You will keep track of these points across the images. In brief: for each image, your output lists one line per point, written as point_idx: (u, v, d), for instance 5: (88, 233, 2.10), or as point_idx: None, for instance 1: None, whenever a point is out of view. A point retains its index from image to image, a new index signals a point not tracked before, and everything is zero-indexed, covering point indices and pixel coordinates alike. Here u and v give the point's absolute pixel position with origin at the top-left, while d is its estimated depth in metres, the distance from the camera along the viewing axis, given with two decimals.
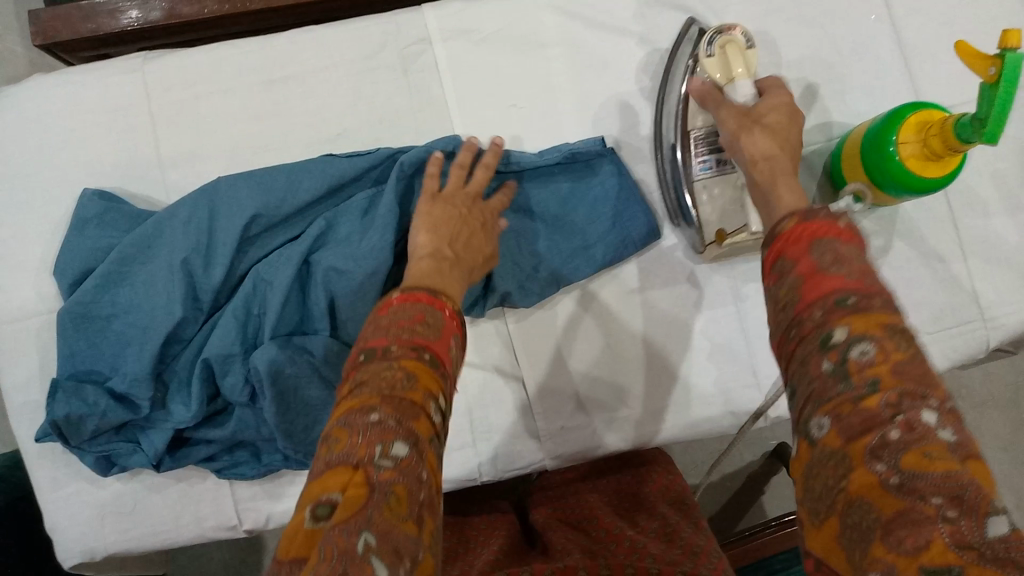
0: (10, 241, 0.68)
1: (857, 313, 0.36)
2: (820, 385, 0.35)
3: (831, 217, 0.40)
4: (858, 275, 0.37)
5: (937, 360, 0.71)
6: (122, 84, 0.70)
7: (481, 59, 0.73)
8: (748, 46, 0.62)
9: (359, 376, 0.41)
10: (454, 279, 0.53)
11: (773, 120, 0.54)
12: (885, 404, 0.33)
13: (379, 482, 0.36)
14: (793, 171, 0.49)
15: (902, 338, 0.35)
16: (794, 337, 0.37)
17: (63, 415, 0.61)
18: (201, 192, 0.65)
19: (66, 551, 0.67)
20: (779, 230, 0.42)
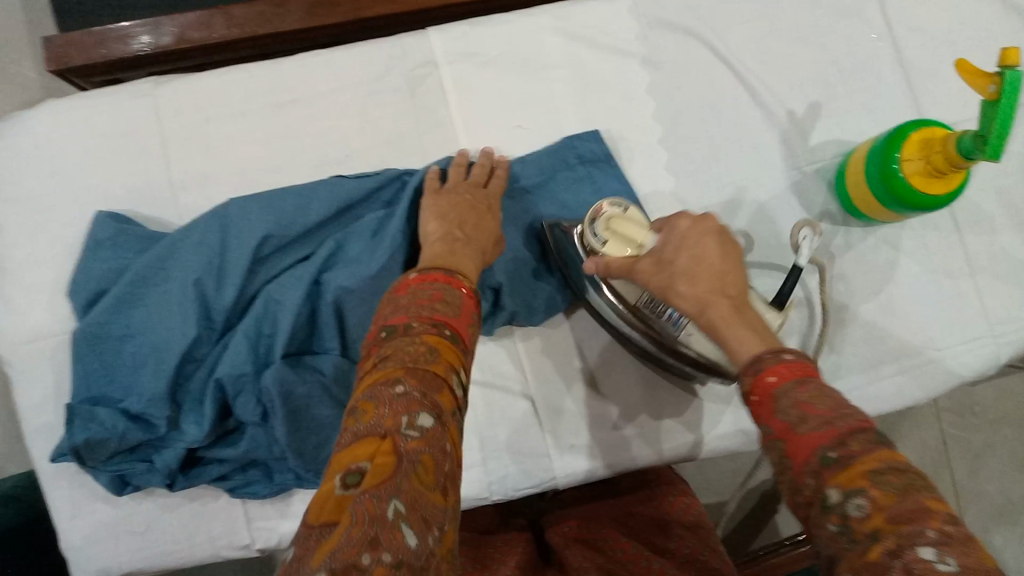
0: (26, 264, 0.70)
1: (841, 467, 0.36)
2: (836, 546, 0.35)
3: (794, 362, 0.43)
4: (829, 421, 0.39)
5: (948, 377, 0.70)
6: (134, 109, 0.72)
7: (486, 81, 0.74)
8: (625, 210, 0.60)
9: (383, 351, 0.42)
10: (466, 255, 0.55)
11: (687, 259, 0.50)
12: (885, 552, 0.33)
13: (408, 451, 0.36)
14: (737, 311, 0.47)
15: (890, 475, 0.35)
16: (800, 504, 0.38)
17: (81, 438, 0.62)
18: (213, 214, 0.66)
19: (79, 569, 0.67)
20: (746, 390, 0.44)
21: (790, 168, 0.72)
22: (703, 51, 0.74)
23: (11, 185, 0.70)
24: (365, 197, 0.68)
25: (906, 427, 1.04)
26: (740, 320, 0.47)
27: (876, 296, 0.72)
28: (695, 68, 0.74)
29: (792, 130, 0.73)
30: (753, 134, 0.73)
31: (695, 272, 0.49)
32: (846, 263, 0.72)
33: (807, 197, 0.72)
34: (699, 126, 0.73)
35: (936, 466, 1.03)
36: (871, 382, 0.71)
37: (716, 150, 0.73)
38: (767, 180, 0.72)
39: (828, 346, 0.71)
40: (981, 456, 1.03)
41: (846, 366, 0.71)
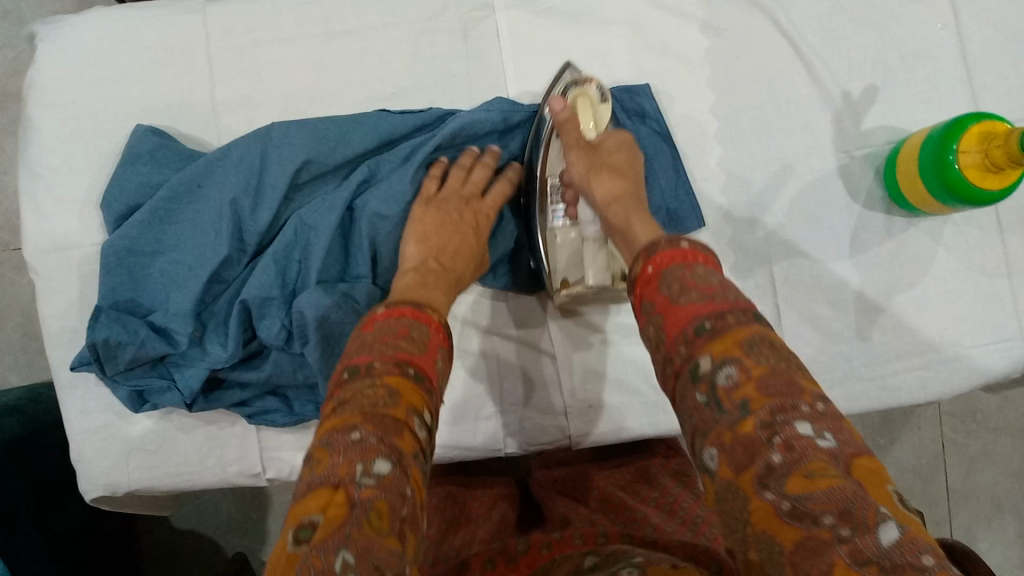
0: (60, 169, 0.68)
1: (717, 337, 0.42)
2: (701, 415, 0.41)
3: (686, 249, 0.48)
4: (707, 296, 0.44)
5: (972, 375, 0.70)
6: (183, 22, 0.70)
7: (543, 29, 0.73)
8: (601, 101, 0.66)
9: (343, 394, 0.44)
10: (437, 288, 0.57)
11: (612, 159, 0.63)
12: (759, 426, 0.38)
13: (361, 499, 0.38)
14: (638, 205, 0.59)
15: (759, 348, 0.41)
16: (670, 374, 0.44)
17: (103, 336, 0.61)
18: (254, 135, 0.65)
19: (88, 483, 0.67)
20: (634, 274, 0.50)
21: (840, 150, 0.72)
22: (766, 22, 0.73)
23: (50, 86, 0.69)
24: (408, 133, 0.68)
25: (906, 427, 1.04)
26: (638, 213, 0.58)
27: (910, 288, 0.71)
28: (754, 38, 0.73)
29: (845, 111, 0.72)
30: (805, 111, 0.72)
31: (614, 172, 0.62)
32: (883, 252, 0.71)
33: (853, 180, 0.72)
34: (751, 99, 0.72)
35: (931, 468, 1.03)
36: (894, 374, 0.70)
37: (764, 125, 0.72)
38: (815, 160, 0.72)
39: (856, 333, 0.71)
40: (978, 463, 1.03)
41: (870, 356, 0.70)
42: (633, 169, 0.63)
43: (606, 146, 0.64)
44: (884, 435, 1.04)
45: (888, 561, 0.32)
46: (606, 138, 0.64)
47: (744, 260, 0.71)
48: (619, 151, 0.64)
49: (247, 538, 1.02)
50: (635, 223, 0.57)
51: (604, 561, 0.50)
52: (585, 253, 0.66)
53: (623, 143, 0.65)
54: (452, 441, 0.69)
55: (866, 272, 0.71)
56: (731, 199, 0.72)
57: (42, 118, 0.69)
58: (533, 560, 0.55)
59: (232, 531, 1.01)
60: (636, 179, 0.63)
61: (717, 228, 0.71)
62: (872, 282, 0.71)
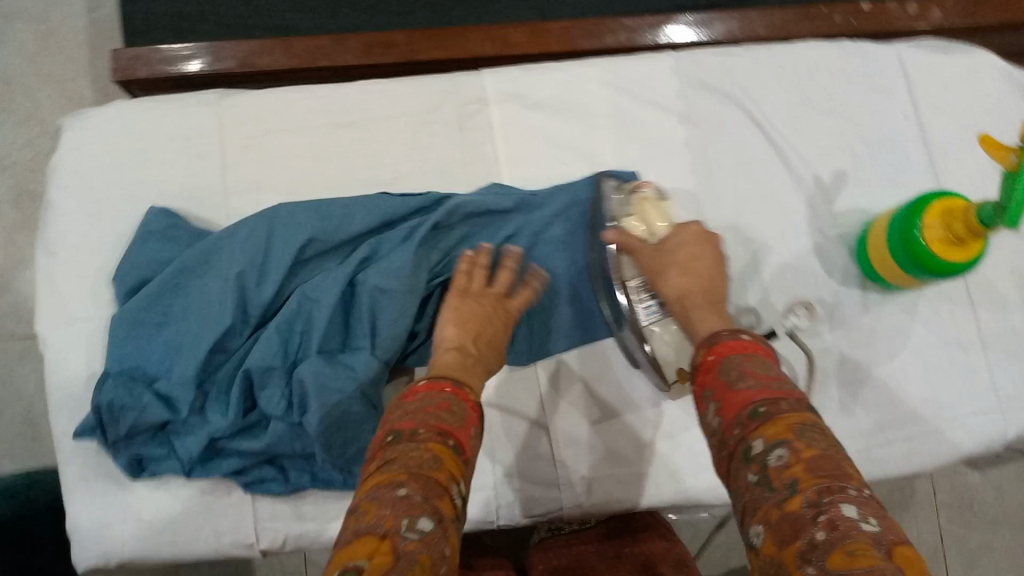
0: (75, 247, 0.72)
1: (769, 421, 0.43)
2: (752, 494, 0.42)
3: (746, 342, 0.51)
4: (763, 383, 0.46)
5: (955, 446, 0.72)
6: (198, 114, 0.76)
7: (534, 119, 0.78)
8: (660, 198, 0.69)
9: (389, 454, 0.46)
10: (474, 375, 0.57)
11: (687, 258, 0.64)
12: (806, 503, 0.39)
13: (405, 551, 0.40)
14: (709, 303, 0.60)
15: (811, 434, 0.42)
16: (726, 456, 0.45)
17: (107, 400, 0.64)
18: (262, 215, 0.69)
19: (82, 554, 0.67)
20: (698, 363, 0.52)
21: (815, 230, 0.76)
22: (739, 113, 0.79)
23: (71, 172, 0.74)
24: (407, 213, 0.72)
25: (905, 517, 1.02)
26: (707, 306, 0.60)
27: (890, 360, 0.74)
28: (730, 128, 0.78)
29: (818, 194, 0.77)
30: (781, 195, 0.77)
31: (680, 266, 0.63)
32: (861, 325, 0.74)
33: (828, 259, 0.76)
34: (730, 181, 0.77)
35: (932, 559, 1.02)
36: (879, 444, 0.72)
37: (743, 206, 0.76)
38: (792, 239, 0.76)
39: (841, 405, 0.72)
40: (978, 556, 1.02)
41: (857, 428, 0.72)
42: (709, 252, 0.64)
43: (672, 240, 0.65)
44: None
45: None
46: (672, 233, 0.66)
47: None
48: (692, 239, 0.65)
49: None
50: (700, 324, 0.58)
51: None
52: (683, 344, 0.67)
53: (695, 229, 0.66)
54: None
55: (847, 346, 0.74)
56: None
57: (62, 200, 0.73)
58: None
59: None
60: (714, 263, 0.64)
61: None
62: (853, 354, 0.74)
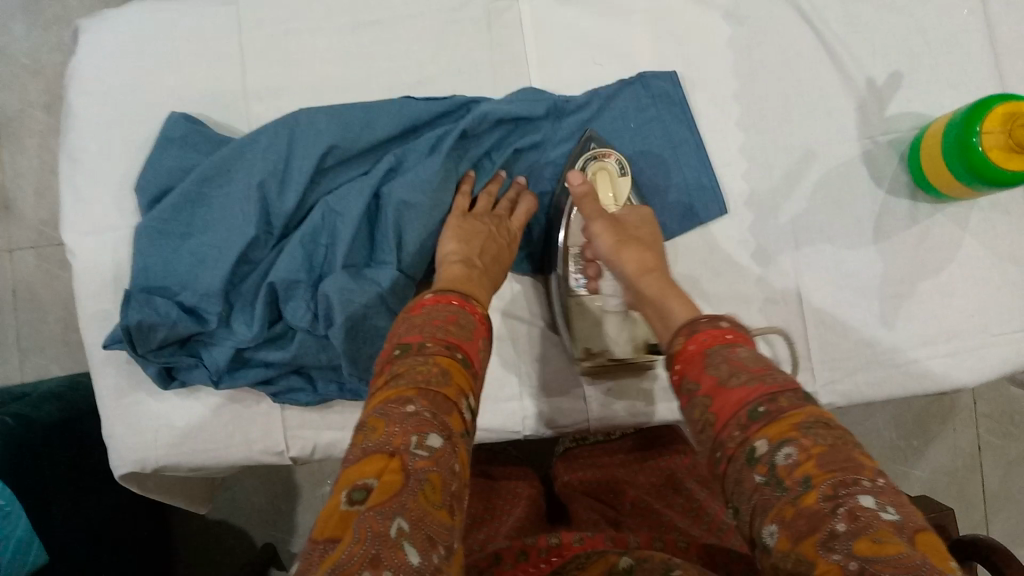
0: (97, 156, 0.71)
1: (770, 421, 0.42)
2: (760, 494, 0.40)
3: (722, 329, 0.49)
4: (758, 378, 0.44)
5: (1001, 364, 0.69)
6: (216, 14, 0.72)
7: (567, 17, 0.74)
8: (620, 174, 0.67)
9: (396, 368, 0.45)
10: (481, 286, 0.59)
11: (637, 235, 0.62)
12: (822, 498, 0.38)
13: (415, 469, 0.40)
14: (669, 282, 0.58)
15: (818, 429, 0.41)
16: (721, 457, 0.44)
17: (135, 320, 0.63)
18: (283, 121, 0.66)
19: (119, 459, 0.69)
20: (676, 351, 0.50)
21: (864, 136, 0.72)
22: (789, 9, 0.73)
23: (89, 76, 0.72)
24: (432, 118, 0.69)
25: (942, 428, 1.01)
26: (671, 288, 0.57)
27: (937, 273, 0.70)
28: (778, 25, 0.73)
29: (869, 98, 0.72)
30: (829, 99, 0.72)
31: (636, 246, 0.61)
32: (909, 238, 0.71)
33: (877, 167, 0.71)
34: (774, 85, 0.73)
35: (968, 472, 1.00)
36: (919, 360, 0.69)
37: (787, 114, 0.72)
38: (837, 147, 0.72)
39: (880, 320, 0.70)
40: (1016, 466, 1.00)
41: (896, 343, 0.70)
42: (649, 233, 0.63)
43: (629, 223, 0.63)
44: (918, 437, 1.01)
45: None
46: (634, 213, 0.64)
47: (768, 245, 0.71)
48: (641, 224, 0.63)
49: (275, 529, 1.03)
50: (676, 302, 0.55)
51: (637, 564, 0.49)
52: (606, 323, 0.68)
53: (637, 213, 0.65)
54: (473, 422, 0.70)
55: (891, 258, 0.70)
56: (754, 185, 0.72)
57: (81, 106, 0.72)
58: (564, 553, 0.55)
59: (261, 522, 1.03)
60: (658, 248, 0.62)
61: (740, 213, 0.71)
62: (897, 268, 0.70)
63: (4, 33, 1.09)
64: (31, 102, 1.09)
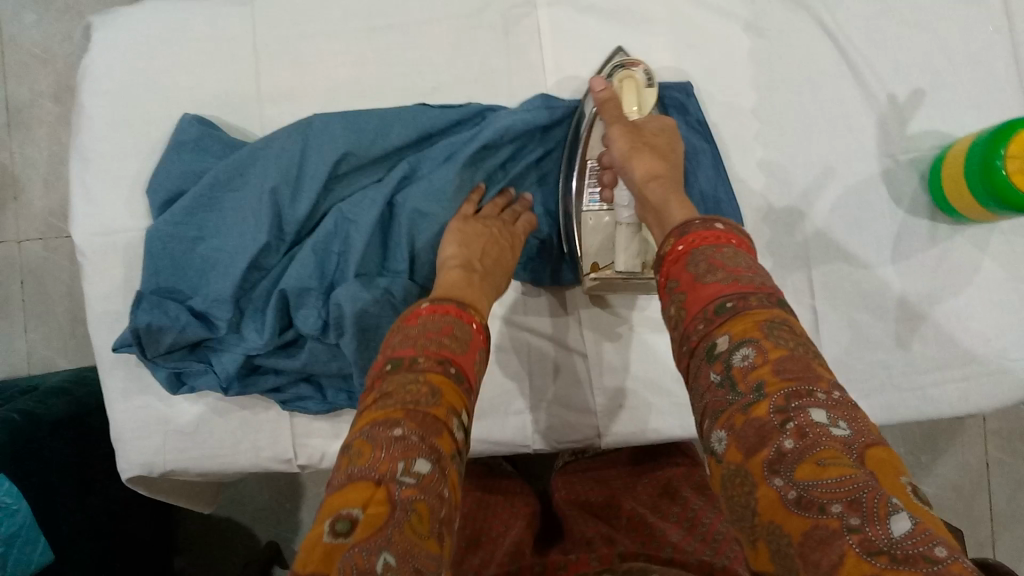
0: (109, 156, 0.70)
1: (736, 317, 0.41)
2: (714, 395, 0.40)
3: (714, 227, 0.47)
4: (733, 277, 0.43)
5: (1016, 390, 0.68)
6: (231, 15, 0.72)
7: (585, 26, 0.73)
8: (647, 86, 0.66)
9: (385, 388, 0.45)
10: (480, 290, 0.56)
11: (656, 144, 0.58)
12: (773, 409, 0.37)
13: (401, 499, 0.38)
14: (676, 191, 0.54)
15: (779, 330, 0.40)
16: (687, 351, 0.44)
17: (144, 321, 0.63)
18: (297, 126, 0.66)
19: (126, 462, 0.69)
20: (663, 253, 0.48)
21: (884, 154, 0.71)
22: (811, 23, 0.72)
23: (102, 75, 0.71)
24: (447, 127, 0.68)
25: (949, 444, 1.00)
26: (678, 197, 0.54)
27: (954, 296, 0.69)
28: (799, 39, 0.72)
29: (890, 115, 0.71)
30: (849, 115, 0.71)
31: (650, 152, 0.57)
32: (926, 259, 0.70)
33: (896, 186, 0.70)
34: (794, 99, 0.72)
35: (975, 489, 0.99)
36: (934, 384, 0.69)
37: (806, 128, 0.71)
38: (857, 164, 0.71)
39: (896, 341, 0.69)
40: None
41: (910, 366, 0.69)
42: (670, 144, 0.60)
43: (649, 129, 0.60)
44: (926, 452, 1.00)
45: (899, 553, 0.31)
46: (654, 121, 0.61)
47: (783, 262, 0.70)
48: (660, 132, 0.60)
49: (279, 527, 1.03)
50: (676, 209, 0.52)
51: None
52: (618, 237, 0.65)
53: (663, 122, 0.61)
54: (480, 433, 0.70)
55: (908, 278, 0.70)
56: (771, 201, 0.71)
57: (94, 105, 0.71)
58: None
59: (266, 520, 1.03)
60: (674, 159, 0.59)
61: (756, 229, 0.70)
62: (913, 289, 0.70)
63: (15, 22, 1.08)
64: (42, 92, 1.08)
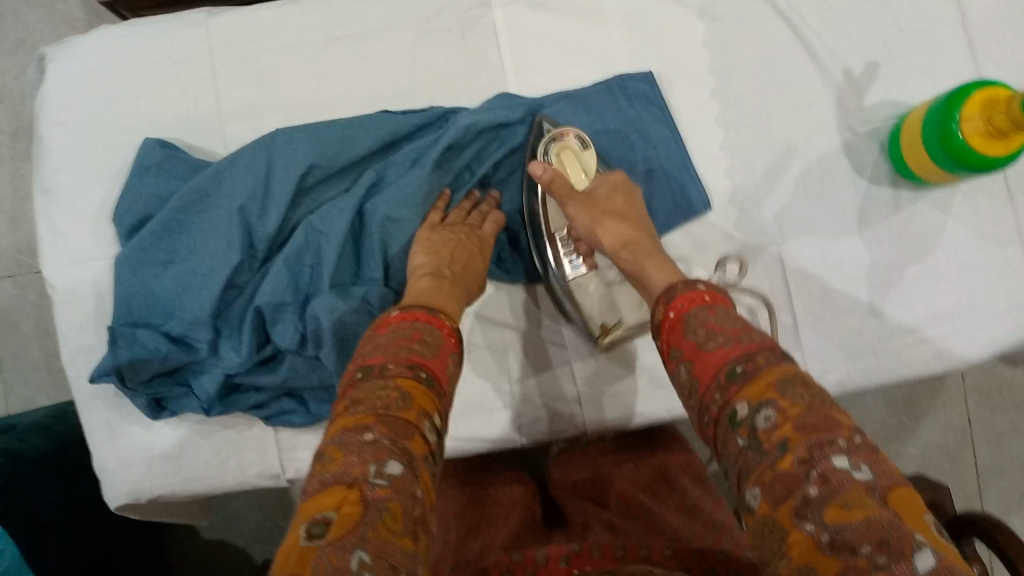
0: (73, 186, 0.70)
1: (750, 381, 0.41)
2: (745, 458, 0.40)
3: (701, 290, 0.48)
4: (734, 339, 0.44)
5: (988, 347, 0.69)
6: (186, 36, 0.71)
7: (541, 22, 0.73)
8: (584, 147, 0.66)
9: (355, 394, 0.44)
10: (451, 295, 0.56)
11: (610, 208, 0.61)
12: (797, 462, 0.37)
13: (374, 499, 0.38)
14: (651, 252, 0.57)
15: (794, 386, 0.40)
16: (709, 421, 0.43)
17: (126, 360, 0.63)
18: (259, 143, 0.65)
19: (113, 492, 0.68)
20: (658, 318, 0.49)
21: (843, 126, 0.72)
22: (762, 3, 0.73)
23: (60, 105, 0.71)
24: (410, 132, 0.68)
25: (931, 406, 1.02)
26: (655, 257, 0.57)
27: (922, 259, 0.70)
28: (752, 20, 0.73)
29: (846, 88, 0.72)
30: (807, 91, 0.72)
31: (613, 216, 0.60)
32: (892, 226, 0.71)
33: (857, 156, 0.71)
34: (752, 79, 0.72)
35: (959, 448, 1.01)
36: (909, 348, 0.70)
37: (765, 107, 0.72)
38: (818, 138, 0.72)
39: (870, 308, 0.70)
40: (1007, 439, 1.01)
41: (884, 332, 0.70)
42: (628, 198, 0.62)
43: (603, 189, 0.62)
44: (909, 417, 1.01)
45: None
46: (603, 181, 0.63)
47: (753, 241, 0.71)
48: (613, 189, 0.62)
49: (274, 545, 1.02)
50: (654, 274, 0.55)
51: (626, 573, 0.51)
52: (618, 296, 0.68)
53: (610, 177, 0.63)
54: (467, 434, 0.70)
55: (877, 246, 0.71)
56: (736, 181, 0.72)
57: (53, 135, 0.70)
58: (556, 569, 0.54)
59: (260, 540, 1.02)
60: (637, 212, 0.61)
61: (724, 210, 0.71)
62: (881, 256, 0.71)
63: None
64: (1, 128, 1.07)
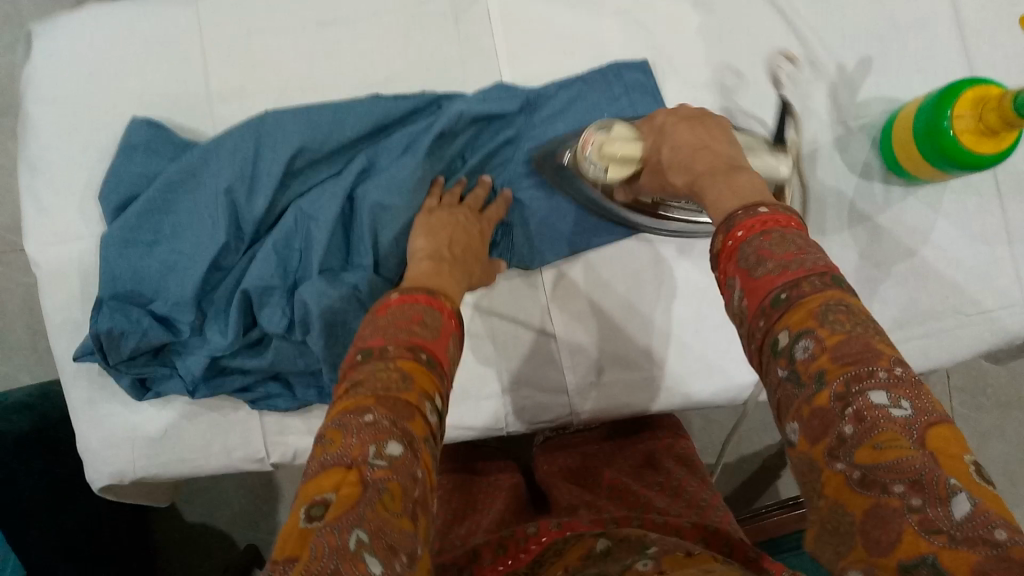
0: (58, 163, 0.69)
1: (793, 308, 0.38)
2: (784, 390, 0.38)
3: (764, 211, 0.42)
4: (784, 266, 0.39)
5: (973, 344, 0.70)
6: (176, 15, 0.71)
7: (535, 9, 0.73)
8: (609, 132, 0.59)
9: (355, 376, 0.44)
10: (451, 277, 0.56)
11: (671, 155, 0.53)
12: (834, 397, 0.35)
13: (374, 479, 0.38)
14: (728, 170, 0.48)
15: (837, 314, 0.37)
16: (754, 350, 0.40)
17: (105, 328, 0.62)
18: (248, 124, 0.64)
19: (96, 472, 0.68)
20: (716, 247, 0.44)
21: (835, 121, 0.72)
22: None
23: (46, 82, 0.70)
24: (402, 117, 0.67)
25: None
26: (726, 176, 0.47)
27: (909, 257, 0.71)
28: (747, 12, 0.73)
29: (840, 83, 0.72)
30: (801, 85, 0.72)
31: (689, 141, 0.52)
32: (882, 223, 0.71)
33: (849, 152, 0.72)
34: (746, 72, 0.72)
35: None
36: (895, 343, 0.70)
37: (759, 100, 0.72)
38: (810, 132, 0.72)
39: None
40: (988, 438, 1.01)
41: None
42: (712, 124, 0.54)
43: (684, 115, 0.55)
44: None
45: (958, 534, 0.31)
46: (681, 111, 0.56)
47: None
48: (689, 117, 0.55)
49: (258, 529, 1.02)
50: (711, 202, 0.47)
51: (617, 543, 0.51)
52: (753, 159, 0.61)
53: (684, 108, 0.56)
54: (453, 420, 0.71)
55: (865, 243, 0.71)
56: None
57: (39, 112, 0.70)
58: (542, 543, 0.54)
59: (243, 524, 1.02)
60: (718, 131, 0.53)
61: None
62: (870, 252, 0.71)
63: None
64: None
